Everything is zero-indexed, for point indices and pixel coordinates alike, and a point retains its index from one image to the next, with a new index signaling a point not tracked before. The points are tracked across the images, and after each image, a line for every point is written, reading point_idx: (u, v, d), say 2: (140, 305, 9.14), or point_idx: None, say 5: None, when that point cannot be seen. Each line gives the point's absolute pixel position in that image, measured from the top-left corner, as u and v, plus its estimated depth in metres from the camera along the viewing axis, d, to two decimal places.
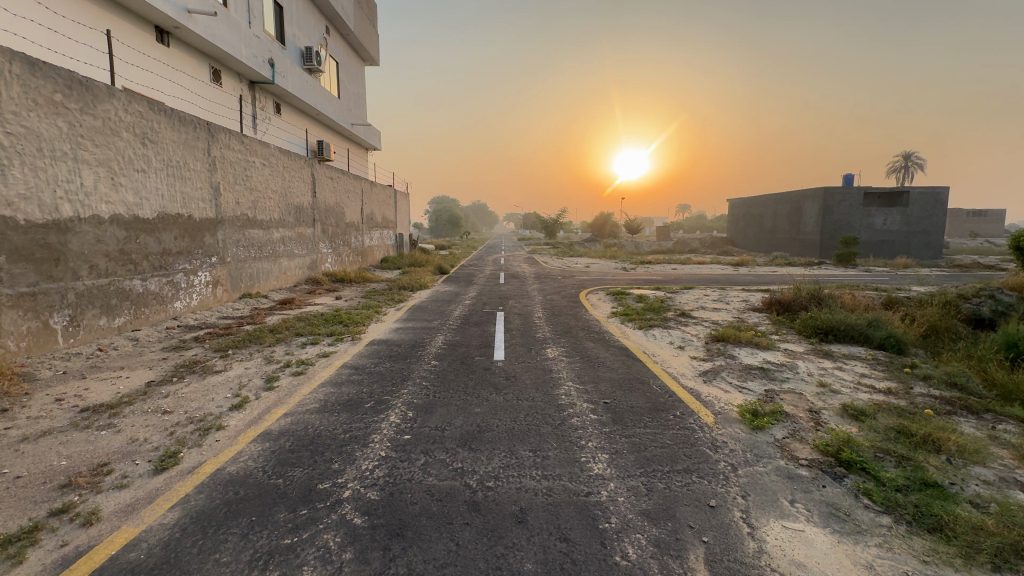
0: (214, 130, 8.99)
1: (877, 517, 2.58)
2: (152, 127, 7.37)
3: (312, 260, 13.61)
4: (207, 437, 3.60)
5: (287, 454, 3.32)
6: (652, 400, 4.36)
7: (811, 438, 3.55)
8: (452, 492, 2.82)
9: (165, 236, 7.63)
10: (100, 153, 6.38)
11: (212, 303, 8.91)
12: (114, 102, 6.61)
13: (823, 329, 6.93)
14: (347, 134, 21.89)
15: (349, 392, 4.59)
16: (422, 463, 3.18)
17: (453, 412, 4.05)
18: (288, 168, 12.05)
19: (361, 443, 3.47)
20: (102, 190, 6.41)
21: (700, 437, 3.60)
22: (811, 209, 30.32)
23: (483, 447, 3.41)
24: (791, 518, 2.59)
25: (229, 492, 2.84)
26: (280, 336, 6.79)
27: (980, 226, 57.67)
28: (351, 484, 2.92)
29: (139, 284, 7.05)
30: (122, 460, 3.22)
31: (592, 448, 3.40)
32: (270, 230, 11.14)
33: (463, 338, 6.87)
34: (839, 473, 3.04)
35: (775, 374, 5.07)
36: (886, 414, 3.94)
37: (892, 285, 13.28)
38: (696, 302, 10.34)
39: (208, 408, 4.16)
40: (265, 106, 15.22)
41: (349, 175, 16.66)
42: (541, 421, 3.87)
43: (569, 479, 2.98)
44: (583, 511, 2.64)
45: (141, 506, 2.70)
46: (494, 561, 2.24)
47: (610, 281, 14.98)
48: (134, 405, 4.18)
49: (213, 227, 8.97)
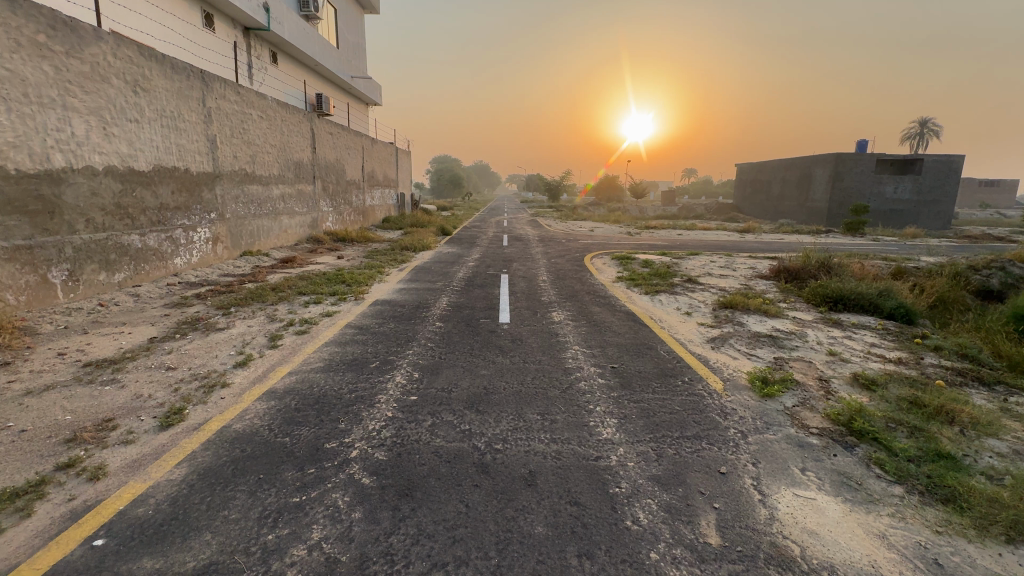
0: (208, 79, 8.59)
1: (889, 487, 2.57)
2: (144, 75, 7.02)
3: (313, 218, 13.38)
4: (212, 394, 3.57)
5: (293, 412, 3.30)
6: (660, 365, 4.33)
7: (822, 406, 3.51)
8: (460, 454, 2.80)
9: (162, 190, 7.43)
10: (90, 101, 6.09)
11: (212, 261, 8.80)
12: (101, 45, 6.26)
13: (832, 298, 6.83)
14: (346, 87, 21.07)
15: (354, 352, 4.54)
16: (430, 424, 3.14)
17: (460, 373, 4.02)
18: (286, 121, 11.63)
19: (367, 403, 3.44)
20: (94, 140, 6.15)
21: (709, 403, 3.57)
22: (820, 176, 29.64)
23: (490, 410, 3.38)
24: (803, 487, 2.57)
25: (235, 450, 2.82)
26: (282, 295, 6.73)
27: (992, 196, 56.76)
28: (358, 444, 2.90)
29: (138, 239, 6.92)
30: (128, 416, 3.20)
31: (601, 413, 3.36)
32: (270, 186, 10.87)
33: (468, 300, 6.78)
34: (851, 443, 3.01)
35: (784, 342, 5.01)
36: (897, 384, 3.89)
37: (900, 255, 13.08)
38: (702, 268, 10.20)
39: (212, 365, 4.13)
40: (261, 54, 14.58)
41: (350, 132, 16.16)
42: (549, 385, 3.83)
43: (579, 443, 2.95)
44: (593, 474, 2.63)
45: (147, 462, 2.69)
46: (505, 524, 2.23)
47: (615, 245, 14.77)
48: (137, 361, 4.15)
49: (211, 182, 8.73)
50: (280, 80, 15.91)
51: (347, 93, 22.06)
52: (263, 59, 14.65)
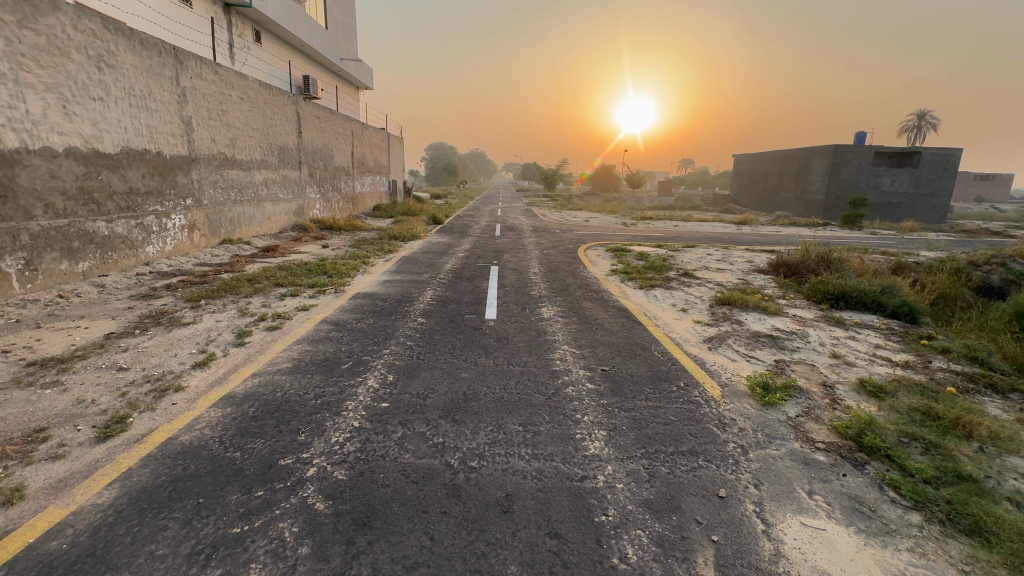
0: (182, 57, 8.12)
1: (906, 514, 2.31)
2: (109, 49, 6.56)
3: (299, 206, 12.94)
4: (163, 400, 3.24)
5: (249, 422, 2.98)
6: (654, 368, 4.05)
7: (828, 417, 3.24)
8: (430, 473, 2.50)
9: (131, 174, 7.01)
10: (47, 76, 5.66)
11: (188, 249, 8.42)
12: (59, 16, 5.81)
13: (833, 295, 6.57)
14: (335, 69, 20.46)
15: (325, 350, 4.22)
16: (399, 436, 2.85)
17: (437, 377, 3.72)
18: (269, 103, 11.14)
19: (333, 411, 3.13)
20: (53, 119, 5.73)
21: (706, 413, 3.29)
22: (818, 168, 29.33)
23: (468, 419, 3.08)
24: (812, 514, 2.30)
25: (177, 468, 2.50)
26: (258, 287, 6.38)
27: (987, 190, 56.67)
28: (317, 460, 2.59)
29: (104, 226, 6.53)
30: (62, 425, 2.88)
31: (589, 424, 3.07)
32: (252, 171, 10.42)
33: (454, 293, 6.47)
34: (861, 461, 2.75)
35: (784, 343, 4.73)
36: (907, 392, 3.62)
37: (901, 249, 12.86)
38: (699, 261, 9.91)
39: (169, 365, 3.81)
40: (243, 33, 13.99)
41: (339, 116, 15.65)
42: (533, 391, 3.53)
43: (563, 460, 2.66)
44: (577, 499, 2.34)
45: (74, 482, 2.37)
46: (474, 562, 1.94)
47: (609, 236, 14.42)
48: (87, 360, 3.82)
49: (186, 166, 8.30)
50: (265, 60, 15.33)
51: (336, 76, 21.44)
52: (245, 37, 14.07)
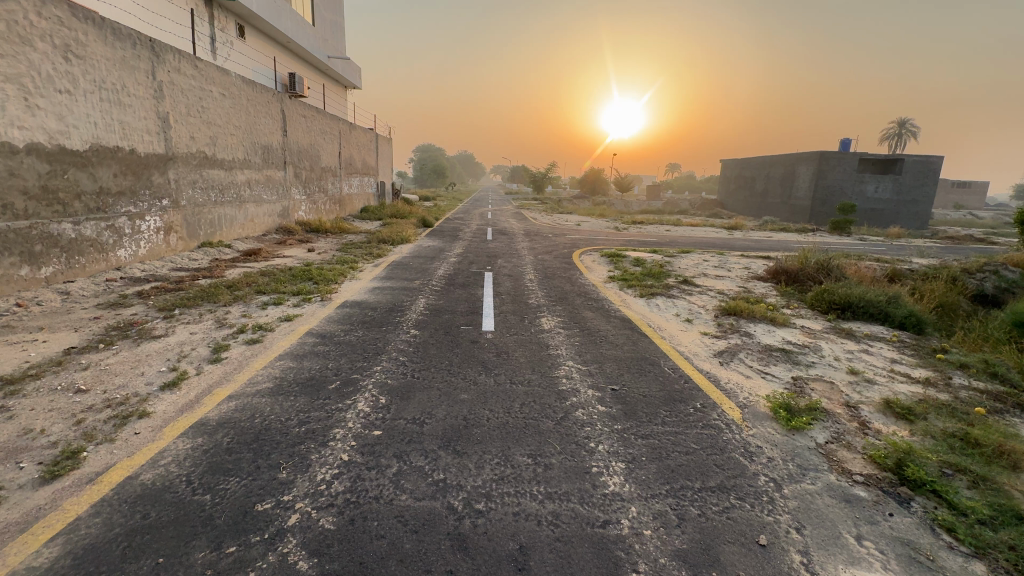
0: (159, 49, 7.68)
1: (969, 564, 2.06)
2: (77, 39, 6.11)
3: (284, 207, 12.48)
4: (124, 429, 2.87)
5: (222, 456, 2.62)
6: (667, 387, 3.76)
7: (861, 445, 2.99)
8: (433, 519, 2.18)
9: (102, 172, 6.55)
10: (7, 66, 5.22)
11: (164, 252, 7.95)
12: (20, 2, 5.36)
13: (839, 305, 6.38)
14: (321, 67, 19.99)
15: (310, 368, 3.86)
16: (395, 472, 2.52)
17: (434, 399, 3.38)
18: (252, 100, 10.67)
19: (319, 442, 2.78)
20: (14, 112, 5.28)
21: (729, 440, 3.02)
22: (805, 174, 29.60)
23: (471, 450, 2.76)
24: (866, 566, 2.03)
25: (135, 516, 2.14)
26: (238, 294, 5.97)
27: (964, 198, 58.09)
28: (300, 504, 2.25)
29: (70, 229, 6.07)
30: (2, 462, 2.49)
31: (604, 454, 2.78)
32: (233, 171, 9.96)
33: (448, 302, 6.13)
34: (905, 497, 2.50)
35: (798, 358, 4.49)
36: (938, 414, 3.39)
37: (892, 256, 12.88)
38: (696, 268, 9.71)
39: (135, 386, 3.42)
40: (225, 27, 13.48)
41: (326, 116, 15.21)
42: (541, 415, 3.22)
43: (581, 500, 2.36)
44: (603, 551, 2.04)
45: (7, 538, 2.00)
46: None
47: (603, 241, 14.18)
48: (41, 381, 3.41)
49: (162, 164, 7.84)
50: (248, 56, 14.83)
51: (323, 74, 20.96)
52: (228, 31, 13.57)
